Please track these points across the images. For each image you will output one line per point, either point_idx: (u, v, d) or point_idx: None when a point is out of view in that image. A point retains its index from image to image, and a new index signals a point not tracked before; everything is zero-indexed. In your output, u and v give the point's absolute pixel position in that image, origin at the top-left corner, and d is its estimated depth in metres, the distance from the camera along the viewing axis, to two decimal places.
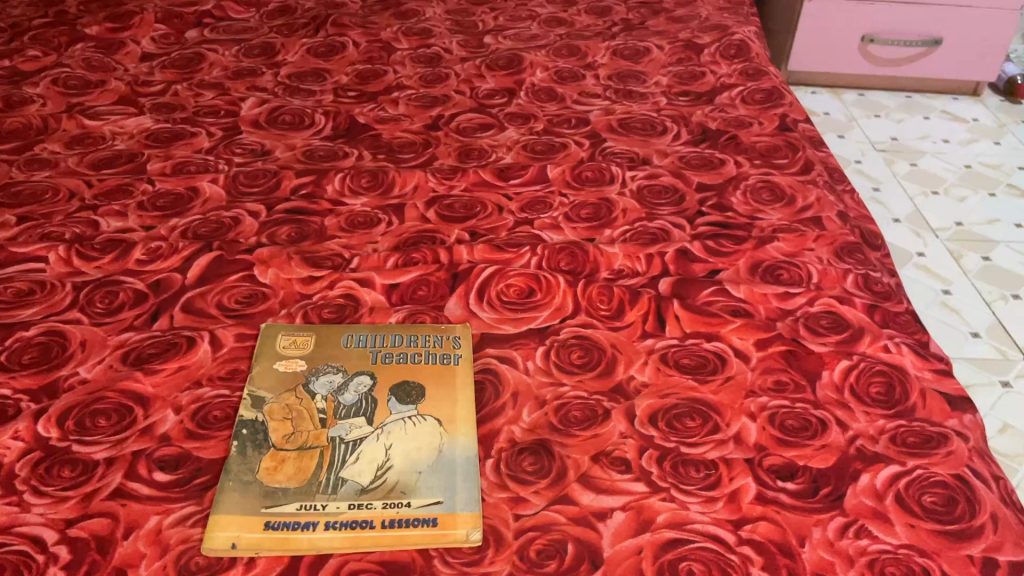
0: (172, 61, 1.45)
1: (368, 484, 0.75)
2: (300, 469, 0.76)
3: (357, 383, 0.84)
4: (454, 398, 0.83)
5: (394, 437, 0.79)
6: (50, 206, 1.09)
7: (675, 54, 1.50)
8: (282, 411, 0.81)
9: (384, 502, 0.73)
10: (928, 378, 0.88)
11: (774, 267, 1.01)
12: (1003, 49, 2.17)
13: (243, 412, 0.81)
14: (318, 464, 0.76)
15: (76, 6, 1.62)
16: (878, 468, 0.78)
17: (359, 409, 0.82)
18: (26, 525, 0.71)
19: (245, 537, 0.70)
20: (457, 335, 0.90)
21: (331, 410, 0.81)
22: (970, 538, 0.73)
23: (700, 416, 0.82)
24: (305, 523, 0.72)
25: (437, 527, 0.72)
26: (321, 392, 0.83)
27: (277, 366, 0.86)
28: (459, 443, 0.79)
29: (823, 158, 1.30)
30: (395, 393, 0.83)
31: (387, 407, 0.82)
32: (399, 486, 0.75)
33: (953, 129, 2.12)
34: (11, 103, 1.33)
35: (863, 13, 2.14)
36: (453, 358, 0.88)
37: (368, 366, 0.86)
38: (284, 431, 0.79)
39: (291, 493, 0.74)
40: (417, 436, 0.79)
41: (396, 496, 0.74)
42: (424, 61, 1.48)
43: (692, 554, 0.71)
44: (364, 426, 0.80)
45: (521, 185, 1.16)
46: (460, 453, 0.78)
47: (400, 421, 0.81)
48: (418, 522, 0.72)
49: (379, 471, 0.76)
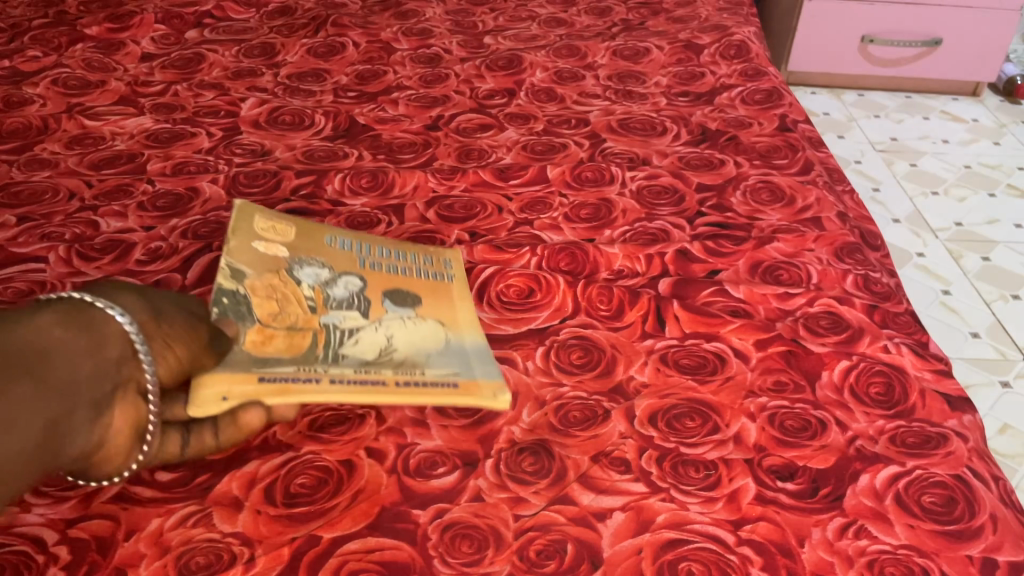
0: (173, 61, 1.46)
1: (371, 359, 0.81)
2: (294, 343, 0.81)
3: (345, 282, 0.90)
4: (452, 306, 0.91)
5: (393, 328, 0.85)
6: (51, 207, 1.09)
7: (675, 54, 1.50)
8: (267, 284, 0.87)
9: (395, 371, 0.80)
10: (928, 379, 0.88)
11: (774, 267, 1.02)
12: (1003, 50, 2.18)
13: (224, 282, 0.85)
14: (312, 342, 0.82)
15: (77, 6, 1.62)
16: (878, 468, 0.78)
17: (350, 302, 0.88)
18: (27, 525, 0.72)
19: (234, 390, 0.74)
20: (448, 258, 0.99)
21: (321, 299, 0.87)
22: (970, 538, 0.73)
23: (700, 417, 0.82)
24: (308, 378, 0.77)
25: (461, 391, 0.79)
26: (314, 277, 0.89)
27: (255, 246, 0.91)
28: (465, 338, 0.87)
29: (823, 159, 1.30)
30: (386, 295, 0.90)
31: (382, 306, 0.88)
32: (410, 358, 0.82)
33: (952, 129, 2.12)
34: (10, 103, 1.33)
35: (863, 13, 2.14)
36: (445, 277, 0.95)
37: (362, 261, 0.94)
38: (272, 309, 0.84)
39: (287, 361, 0.79)
40: (417, 330, 0.86)
41: (407, 368, 0.81)
42: (424, 61, 1.48)
43: (692, 554, 0.71)
44: (359, 318, 0.86)
45: (521, 185, 1.16)
46: (469, 344, 0.86)
47: (399, 318, 0.87)
48: (442, 386, 0.79)
49: (383, 352, 0.82)
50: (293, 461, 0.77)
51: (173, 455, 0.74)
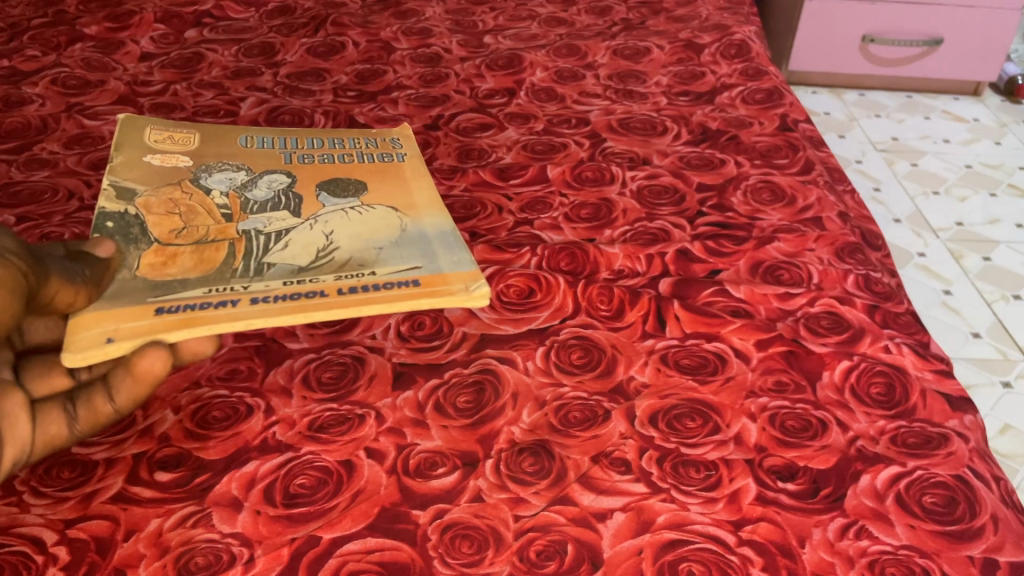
0: (172, 61, 1.45)
1: (300, 267, 0.86)
2: (203, 256, 0.88)
3: (263, 188, 1.00)
4: (387, 196, 1.00)
5: (326, 227, 0.93)
6: (50, 206, 1.09)
7: (675, 54, 1.50)
8: (162, 202, 0.97)
9: (330, 275, 0.85)
10: (929, 379, 0.88)
11: (774, 267, 1.01)
12: (1003, 49, 2.18)
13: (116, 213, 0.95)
14: (227, 256, 0.88)
15: (76, 6, 1.62)
16: (878, 469, 0.78)
17: (270, 205, 0.98)
18: (26, 526, 0.71)
19: (113, 331, 0.76)
20: (384, 141, 1.14)
21: (238, 210, 0.97)
22: (971, 539, 0.72)
23: (700, 417, 0.82)
24: (215, 302, 0.80)
25: (412, 284, 0.84)
26: (216, 185, 1.01)
27: (158, 171, 1.03)
28: (409, 223, 0.95)
29: (823, 159, 1.30)
30: (314, 193, 1.00)
31: (312, 204, 0.98)
32: (360, 258, 0.88)
33: (953, 129, 2.12)
34: (9, 103, 1.33)
35: (863, 13, 2.14)
36: (377, 163, 1.08)
37: (270, 165, 1.06)
38: (172, 224, 0.93)
39: (193, 284, 0.83)
40: (353, 224, 0.94)
41: (346, 268, 0.86)
42: (424, 61, 1.47)
43: (692, 555, 0.70)
44: (283, 221, 0.95)
45: (521, 185, 1.16)
46: (414, 228, 0.94)
47: (330, 215, 0.95)
48: (382, 282, 0.84)
49: (317, 253, 0.89)
50: (292, 461, 0.77)
51: (62, 437, 0.73)
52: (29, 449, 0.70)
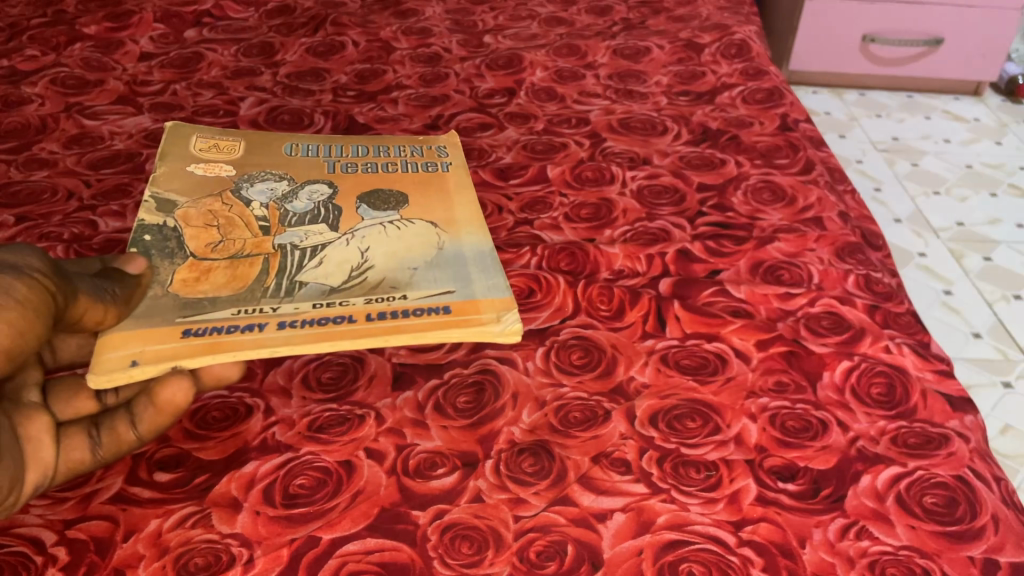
0: (171, 61, 1.45)
1: (331, 289, 0.87)
2: (236, 272, 0.89)
3: (302, 199, 1.01)
4: (423, 213, 1.00)
5: (359, 246, 0.93)
6: (49, 206, 1.09)
7: (675, 54, 1.50)
8: (201, 214, 0.97)
9: (359, 299, 0.85)
10: (929, 379, 0.87)
11: (775, 267, 1.01)
12: (1004, 49, 2.18)
13: (156, 223, 0.96)
14: (260, 274, 0.89)
15: (75, 5, 1.62)
16: (879, 469, 0.78)
17: (306, 219, 0.98)
18: (25, 526, 0.71)
19: (142, 353, 0.76)
20: (430, 151, 1.15)
21: (275, 223, 0.97)
22: (971, 539, 0.72)
23: (700, 417, 0.82)
24: (243, 326, 0.81)
25: (442, 314, 0.84)
26: (257, 196, 1.01)
27: (198, 179, 1.03)
28: (442, 245, 0.94)
29: (823, 159, 1.29)
30: (349, 209, 1.00)
31: (347, 221, 0.98)
32: (392, 280, 0.88)
33: (954, 129, 2.12)
34: (9, 103, 1.32)
35: (864, 13, 2.14)
36: (416, 177, 1.08)
37: (313, 174, 1.06)
38: (209, 237, 0.94)
39: (221, 304, 0.84)
40: (386, 245, 0.93)
41: (376, 293, 0.86)
42: (423, 61, 1.47)
43: (692, 555, 0.70)
44: (318, 237, 0.95)
45: (521, 185, 1.16)
46: (448, 251, 0.93)
47: (364, 234, 0.95)
48: (412, 310, 0.84)
49: (349, 275, 0.89)
50: (292, 461, 0.77)
51: (85, 463, 0.71)
52: (51, 472, 0.69)
